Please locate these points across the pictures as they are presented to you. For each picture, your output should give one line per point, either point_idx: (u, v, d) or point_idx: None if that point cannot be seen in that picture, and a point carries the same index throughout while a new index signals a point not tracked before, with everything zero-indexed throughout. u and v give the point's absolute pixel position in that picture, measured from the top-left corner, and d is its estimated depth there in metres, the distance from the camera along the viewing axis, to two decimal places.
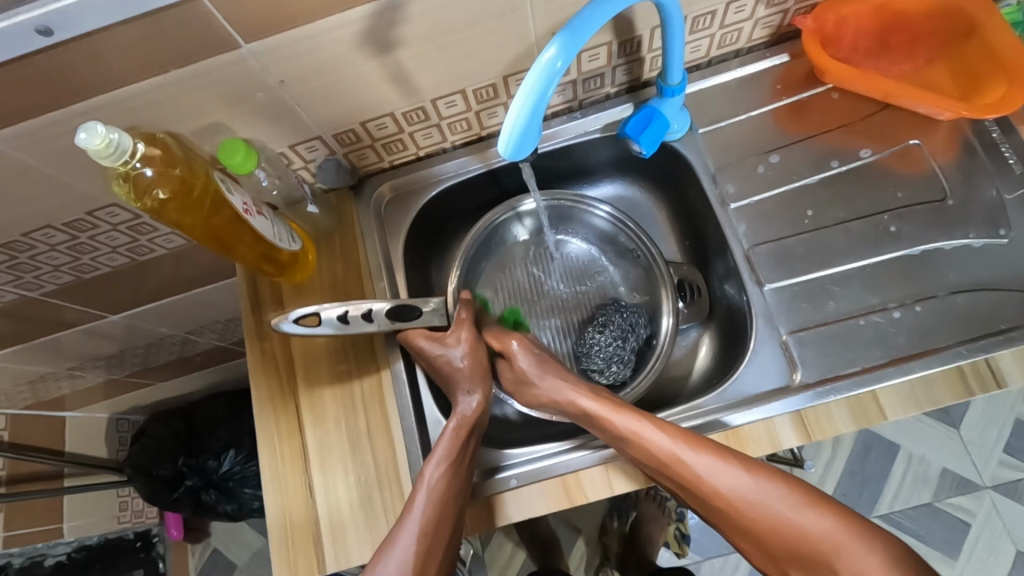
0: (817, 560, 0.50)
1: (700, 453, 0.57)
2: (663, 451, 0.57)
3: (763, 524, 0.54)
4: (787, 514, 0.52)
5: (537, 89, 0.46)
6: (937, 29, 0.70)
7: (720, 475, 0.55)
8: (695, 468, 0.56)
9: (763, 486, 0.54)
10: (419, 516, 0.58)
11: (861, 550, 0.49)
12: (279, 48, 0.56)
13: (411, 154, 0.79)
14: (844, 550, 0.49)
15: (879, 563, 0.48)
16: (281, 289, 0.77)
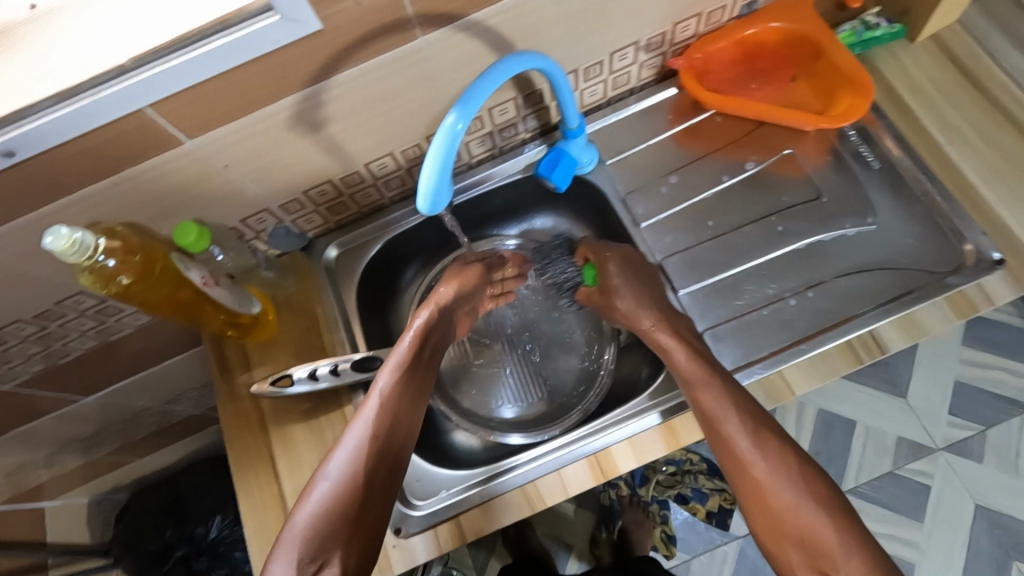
0: None
1: (769, 457, 0.63)
2: (757, 458, 0.63)
3: (755, 492, 0.62)
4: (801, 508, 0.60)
5: (441, 154, 0.55)
6: (793, 54, 0.82)
7: (776, 474, 0.62)
8: (750, 461, 0.63)
9: (788, 481, 0.61)
10: (354, 435, 0.66)
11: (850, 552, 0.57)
12: (220, 139, 0.63)
13: (354, 212, 0.87)
14: (837, 557, 0.57)
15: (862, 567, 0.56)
16: (247, 353, 0.83)
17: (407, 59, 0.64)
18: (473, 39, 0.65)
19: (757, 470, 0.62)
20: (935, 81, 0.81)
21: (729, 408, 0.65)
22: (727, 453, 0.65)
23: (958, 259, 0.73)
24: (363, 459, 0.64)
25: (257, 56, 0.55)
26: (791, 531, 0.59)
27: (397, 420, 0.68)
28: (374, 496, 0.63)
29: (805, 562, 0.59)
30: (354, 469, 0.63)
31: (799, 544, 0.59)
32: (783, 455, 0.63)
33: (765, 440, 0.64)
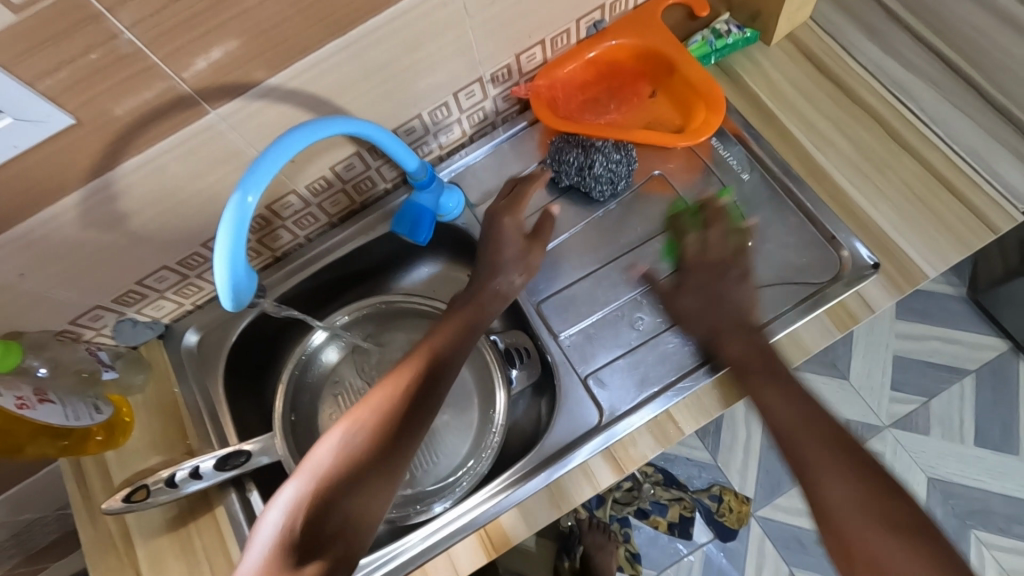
0: None
1: (813, 433, 0.56)
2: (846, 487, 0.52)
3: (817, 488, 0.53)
4: (833, 491, 0.52)
5: (229, 239, 0.49)
6: (649, 71, 0.79)
7: (867, 530, 0.50)
8: (835, 504, 0.52)
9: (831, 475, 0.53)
10: (324, 457, 0.57)
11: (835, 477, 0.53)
12: (1, 250, 0.56)
13: (211, 291, 0.80)
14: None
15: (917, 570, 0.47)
16: (104, 463, 0.75)
17: (204, 136, 0.58)
18: (281, 104, 0.60)
19: (837, 535, 0.51)
20: (795, 83, 0.79)
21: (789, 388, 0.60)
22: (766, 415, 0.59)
23: (835, 267, 0.70)
24: (305, 507, 0.54)
25: (1, 161, 0.48)
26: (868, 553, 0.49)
27: (390, 440, 0.58)
28: (313, 554, 0.51)
29: None
30: (322, 485, 0.55)
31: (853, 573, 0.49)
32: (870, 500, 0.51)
33: (828, 472, 0.53)
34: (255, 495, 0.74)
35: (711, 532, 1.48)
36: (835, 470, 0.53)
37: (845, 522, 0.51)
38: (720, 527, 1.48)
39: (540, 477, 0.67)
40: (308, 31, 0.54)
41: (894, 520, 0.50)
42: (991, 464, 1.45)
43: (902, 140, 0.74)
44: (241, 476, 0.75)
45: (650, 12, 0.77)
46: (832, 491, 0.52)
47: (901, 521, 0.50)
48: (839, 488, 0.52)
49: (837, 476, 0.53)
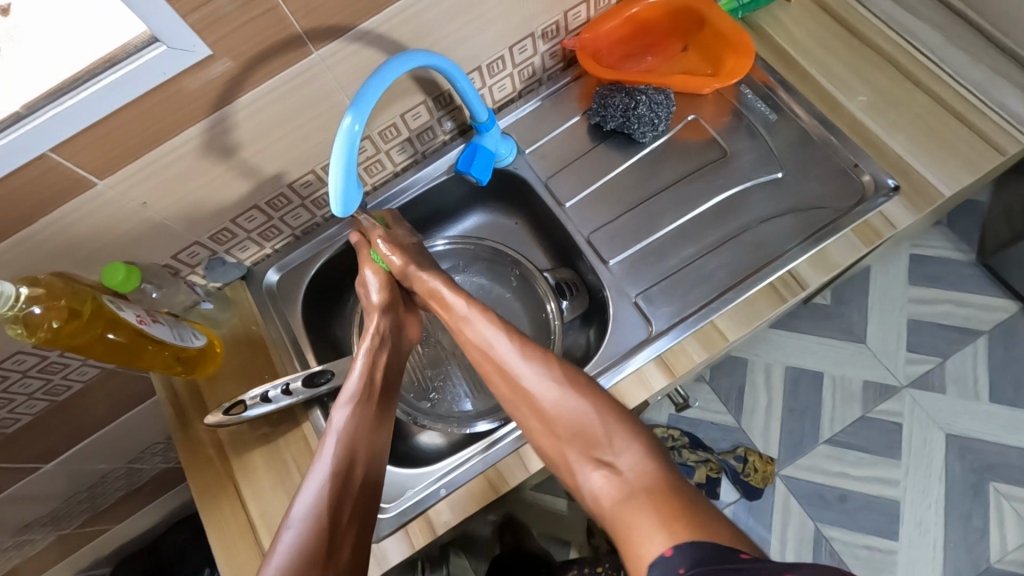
0: (652, 486, 0.58)
1: (577, 388, 0.66)
2: (544, 390, 0.66)
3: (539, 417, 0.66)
4: (577, 412, 0.64)
5: (343, 155, 0.57)
6: (681, 24, 0.87)
7: (594, 415, 0.64)
8: (538, 392, 0.66)
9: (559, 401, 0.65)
10: (317, 483, 0.63)
11: (623, 443, 0.62)
12: (131, 177, 0.64)
13: (288, 235, 0.88)
14: (613, 443, 0.62)
15: (634, 455, 0.62)
16: (198, 387, 0.83)
17: (306, 76, 0.66)
18: (369, 48, 0.68)
19: (539, 407, 0.65)
20: (816, 34, 0.87)
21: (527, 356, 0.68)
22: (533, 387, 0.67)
23: (859, 191, 0.78)
24: (329, 492, 0.63)
25: (150, 87, 0.56)
26: (570, 436, 0.64)
27: (361, 455, 0.67)
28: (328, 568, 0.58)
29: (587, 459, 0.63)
30: (326, 500, 0.62)
31: (579, 440, 0.63)
32: (581, 380, 0.66)
33: (531, 361, 0.68)
34: None
35: (738, 491, 1.52)
36: (576, 382, 0.66)
37: (575, 417, 0.64)
38: (746, 486, 1.52)
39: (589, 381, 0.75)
40: None
41: (647, 448, 0.63)
42: (1004, 418, 1.51)
43: (915, 80, 0.81)
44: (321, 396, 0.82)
45: None
46: (528, 379, 0.67)
47: (589, 386, 0.66)
48: (557, 374, 0.67)
49: (535, 361, 0.68)
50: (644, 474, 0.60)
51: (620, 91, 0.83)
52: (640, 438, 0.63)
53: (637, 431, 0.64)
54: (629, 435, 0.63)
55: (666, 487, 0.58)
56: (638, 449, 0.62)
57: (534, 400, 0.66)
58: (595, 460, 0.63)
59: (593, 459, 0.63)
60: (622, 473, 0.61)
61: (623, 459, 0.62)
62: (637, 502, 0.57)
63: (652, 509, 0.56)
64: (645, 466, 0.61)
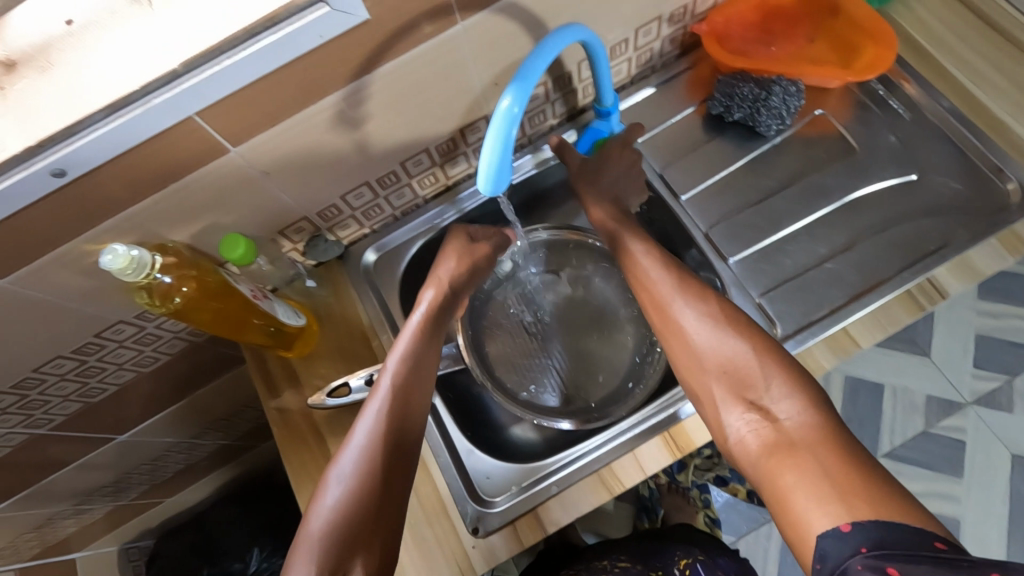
0: (811, 441, 0.53)
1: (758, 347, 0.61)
2: (700, 322, 0.65)
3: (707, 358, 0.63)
4: (739, 347, 0.62)
5: (501, 134, 0.53)
6: (812, 13, 0.83)
7: (746, 357, 0.61)
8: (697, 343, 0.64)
9: (727, 342, 0.62)
10: (360, 443, 0.63)
11: (782, 389, 0.58)
12: (262, 145, 0.62)
13: (388, 216, 0.85)
14: (770, 382, 0.59)
15: (796, 404, 0.57)
16: (292, 367, 0.81)
17: (445, 47, 0.63)
18: (509, 22, 0.65)
19: (696, 349, 0.64)
20: (953, 30, 0.82)
21: (689, 293, 0.67)
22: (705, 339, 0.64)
23: (1002, 199, 0.74)
24: (357, 483, 0.60)
25: (303, 51, 0.53)
26: (720, 366, 0.61)
27: (406, 415, 0.65)
28: (364, 541, 0.58)
29: (737, 399, 0.60)
30: (368, 461, 0.62)
31: (726, 378, 0.61)
32: (743, 329, 0.63)
33: (689, 299, 0.67)
34: (437, 400, 0.79)
35: None
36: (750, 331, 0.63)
37: (724, 356, 0.62)
38: None
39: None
40: None
41: (806, 390, 0.58)
42: None
43: None
44: None
45: None
46: (687, 322, 0.65)
47: (735, 321, 0.64)
48: (712, 318, 0.64)
49: (692, 304, 0.66)
50: (805, 424, 0.55)
51: (751, 77, 0.80)
52: (807, 392, 0.58)
53: (804, 379, 0.59)
54: (789, 377, 0.59)
55: (830, 435, 0.54)
56: (795, 389, 0.58)
57: (689, 337, 0.65)
58: (745, 403, 0.59)
59: (744, 400, 0.59)
60: (779, 421, 0.56)
61: (773, 402, 0.58)
62: (788, 454, 0.54)
63: (827, 461, 0.51)
64: (804, 423, 0.55)
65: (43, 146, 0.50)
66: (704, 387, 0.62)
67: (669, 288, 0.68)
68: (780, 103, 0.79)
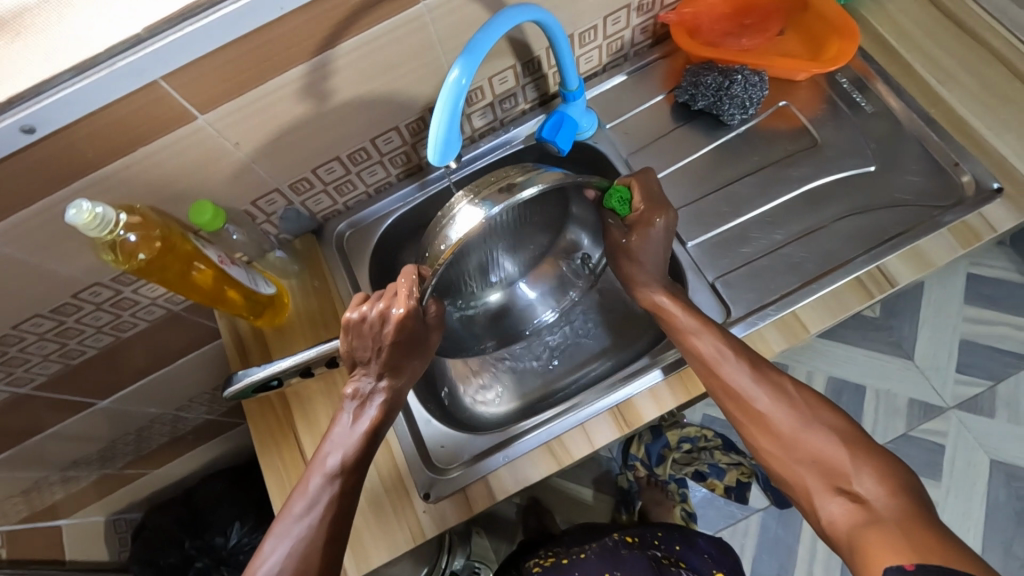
0: (903, 517, 0.55)
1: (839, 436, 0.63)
2: (775, 408, 0.66)
3: (785, 450, 0.65)
4: (821, 440, 0.63)
5: (448, 103, 0.56)
6: (781, 5, 0.84)
7: (831, 445, 0.63)
8: (777, 423, 0.66)
9: (810, 432, 0.64)
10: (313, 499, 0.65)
11: (866, 470, 0.60)
12: (229, 114, 0.64)
13: (361, 193, 0.88)
14: (857, 472, 0.60)
15: (883, 486, 0.58)
16: (264, 336, 0.83)
17: (408, 24, 0.65)
18: (473, 4, 0.67)
19: (776, 435, 0.65)
20: (920, 26, 0.83)
21: (759, 380, 0.67)
22: (758, 407, 0.67)
23: (958, 191, 0.75)
24: (309, 544, 0.63)
25: (264, 22, 0.56)
26: (807, 456, 0.63)
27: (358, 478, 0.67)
28: None
29: (825, 483, 0.62)
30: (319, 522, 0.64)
31: (815, 465, 0.63)
32: (824, 414, 0.65)
33: (764, 385, 0.67)
34: None
35: (767, 499, 1.50)
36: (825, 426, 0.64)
37: (805, 443, 0.64)
38: (778, 495, 1.48)
39: (659, 371, 0.74)
40: None
41: (892, 474, 0.59)
42: None
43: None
44: None
45: None
46: (763, 407, 0.66)
47: (818, 410, 0.66)
48: (795, 405, 0.66)
49: (771, 393, 0.67)
50: (894, 504, 0.57)
51: (716, 71, 0.81)
52: (881, 464, 0.60)
53: (890, 466, 0.60)
54: (872, 460, 0.60)
55: (914, 514, 0.55)
56: (876, 472, 0.60)
57: (767, 420, 0.66)
58: (835, 489, 0.61)
59: (834, 487, 0.61)
60: (868, 502, 0.58)
61: (860, 484, 0.59)
62: (877, 529, 0.55)
63: (907, 534, 0.53)
64: (895, 502, 0.57)
65: (12, 103, 0.53)
66: (792, 478, 0.64)
67: (745, 376, 0.67)
68: (747, 94, 0.80)
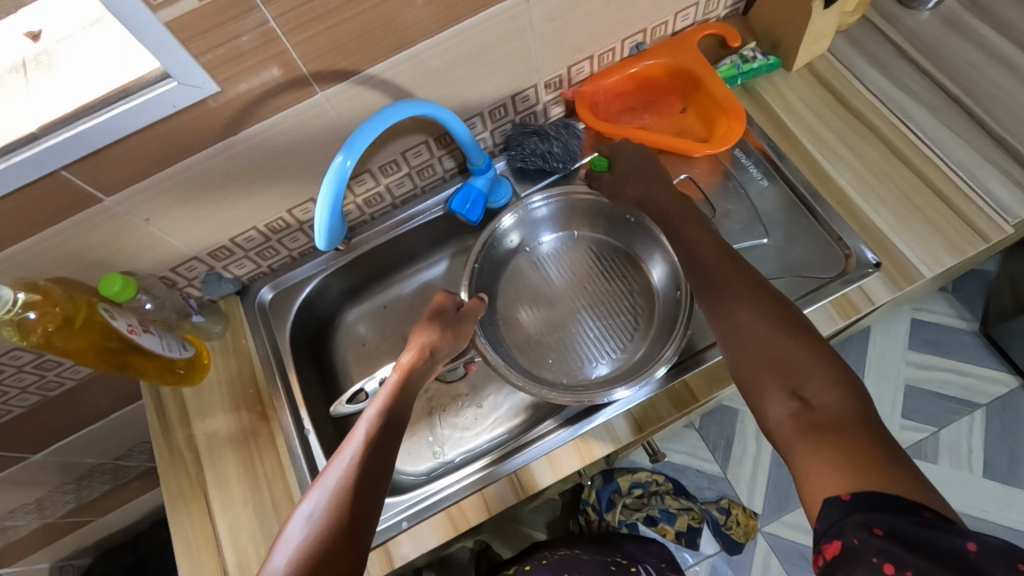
0: (850, 421, 0.51)
1: (794, 336, 0.59)
2: (742, 309, 0.63)
3: (748, 350, 0.60)
4: (779, 339, 0.59)
5: (331, 189, 0.61)
6: (681, 85, 0.90)
7: (788, 345, 0.58)
8: (744, 325, 0.62)
9: (771, 329, 0.60)
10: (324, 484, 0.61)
11: (821, 374, 0.55)
12: (136, 195, 0.68)
13: (285, 256, 0.91)
14: (810, 375, 0.55)
15: (836, 390, 0.53)
16: (182, 397, 0.85)
17: (309, 112, 0.69)
18: (373, 91, 0.72)
19: (743, 339, 0.61)
20: (811, 106, 0.89)
21: (734, 289, 0.65)
22: (730, 314, 0.64)
23: (841, 265, 0.79)
24: (327, 511, 0.58)
25: (157, 118, 0.60)
26: (765, 354, 0.59)
27: (375, 449, 0.64)
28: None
29: (781, 385, 0.56)
30: (332, 497, 0.59)
31: (771, 365, 0.58)
32: (785, 315, 0.61)
33: (736, 291, 0.65)
34: (312, 435, 0.82)
35: (718, 544, 1.40)
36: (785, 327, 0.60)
37: (765, 347, 0.59)
38: (728, 540, 1.39)
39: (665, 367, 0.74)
40: (406, 31, 0.66)
41: (842, 377, 0.55)
42: (1004, 496, 1.38)
43: (904, 158, 0.83)
44: (300, 414, 0.84)
45: (686, 40, 0.89)
46: (736, 314, 0.63)
47: (791, 321, 0.60)
48: (763, 308, 0.62)
49: (742, 297, 0.64)
50: (845, 408, 0.52)
51: (547, 144, 0.88)
52: (837, 369, 0.55)
53: (840, 367, 0.55)
54: (824, 362, 0.56)
55: (862, 421, 0.51)
56: (831, 375, 0.55)
57: (736, 326, 0.62)
58: (787, 390, 0.55)
59: (787, 388, 0.55)
60: (816, 405, 0.53)
61: (809, 386, 0.55)
62: (820, 433, 0.51)
63: (843, 446, 0.49)
64: (843, 410, 0.52)
65: None
66: (751, 380, 0.59)
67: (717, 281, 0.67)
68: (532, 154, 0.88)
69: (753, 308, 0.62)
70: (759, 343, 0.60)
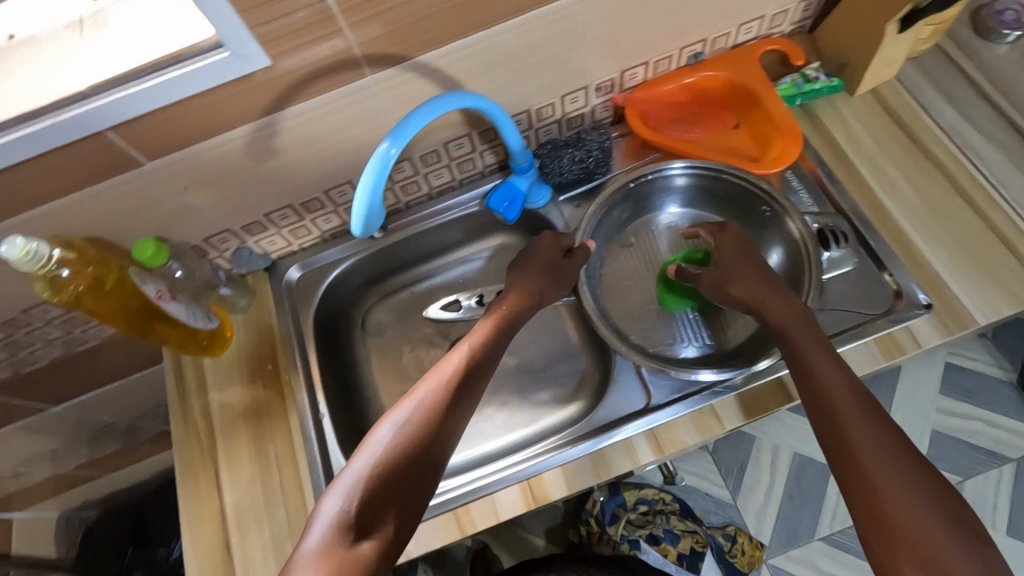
0: None
1: (928, 489, 0.54)
2: (864, 429, 0.58)
3: (871, 493, 0.55)
4: (911, 490, 0.54)
5: (373, 174, 0.59)
6: (738, 101, 0.86)
7: (924, 504, 0.53)
8: (870, 458, 0.56)
9: (908, 476, 0.55)
10: (383, 435, 0.60)
11: (958, 550, 0.51)
12: (177, 162, 0.67)
13: (317, 237, 0.90)
14: (949, 555, 0.50)
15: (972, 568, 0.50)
16: (203, 368, 0.85)
17: (356, 95, 0.68)
18: (423, 79, 0.70)
19: (866, 475, 0.56)
20: (871, 133, 0.85)
21: (861, 409, 0.59)
22: (848, 426, 0.59)
23: (889, 303, 0.75)
24: (391, 453, 0.58)
25: (205, 87, 0.59)
26: (894, 506, 0.53)
27: (450, 400, 0.64)
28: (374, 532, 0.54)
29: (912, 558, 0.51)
30: (396, 444, 0.59)
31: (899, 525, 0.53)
32: (916, 460, 0.56)
33: (862, 409, 0.59)
34: (327, 420, 0.81)
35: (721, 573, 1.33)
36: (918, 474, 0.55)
37: (892, 497, 0.54)
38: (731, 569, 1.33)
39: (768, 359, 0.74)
40: (462, 21, 0.65)
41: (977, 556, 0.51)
42: None
43: (967, 197, 0.79)
44: (316, 396, 0.83)
45: (748, 55, 0.86)
46: (861, 439, 0.57)
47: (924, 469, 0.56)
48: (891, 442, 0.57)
49: (867, 415, 0.59)
50: None
51: (584, 151, 0.85)
52: (972, 547, 0.51)
53: (978, 544, 0.51)
54: (965, 540, 0.51)
55: None
56: (967, 554, 0.51)
57: (854, 452, 0.57)
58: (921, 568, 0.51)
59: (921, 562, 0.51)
60: None
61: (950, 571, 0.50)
62: None
63: None
64: None
65: None
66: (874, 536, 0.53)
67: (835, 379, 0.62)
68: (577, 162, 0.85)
69: (887, 441, 0.57)
70: (885, 492, 0.54)
